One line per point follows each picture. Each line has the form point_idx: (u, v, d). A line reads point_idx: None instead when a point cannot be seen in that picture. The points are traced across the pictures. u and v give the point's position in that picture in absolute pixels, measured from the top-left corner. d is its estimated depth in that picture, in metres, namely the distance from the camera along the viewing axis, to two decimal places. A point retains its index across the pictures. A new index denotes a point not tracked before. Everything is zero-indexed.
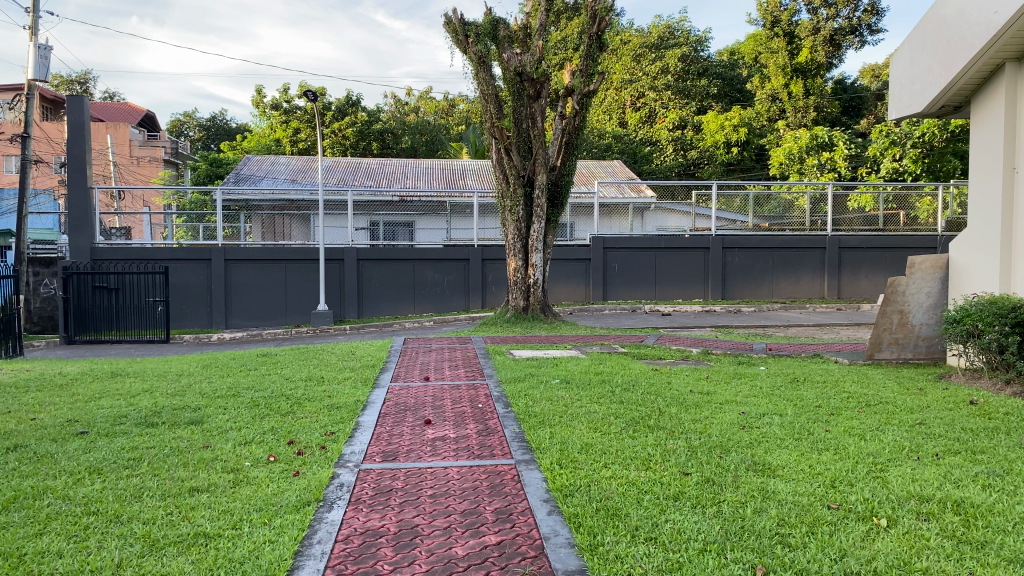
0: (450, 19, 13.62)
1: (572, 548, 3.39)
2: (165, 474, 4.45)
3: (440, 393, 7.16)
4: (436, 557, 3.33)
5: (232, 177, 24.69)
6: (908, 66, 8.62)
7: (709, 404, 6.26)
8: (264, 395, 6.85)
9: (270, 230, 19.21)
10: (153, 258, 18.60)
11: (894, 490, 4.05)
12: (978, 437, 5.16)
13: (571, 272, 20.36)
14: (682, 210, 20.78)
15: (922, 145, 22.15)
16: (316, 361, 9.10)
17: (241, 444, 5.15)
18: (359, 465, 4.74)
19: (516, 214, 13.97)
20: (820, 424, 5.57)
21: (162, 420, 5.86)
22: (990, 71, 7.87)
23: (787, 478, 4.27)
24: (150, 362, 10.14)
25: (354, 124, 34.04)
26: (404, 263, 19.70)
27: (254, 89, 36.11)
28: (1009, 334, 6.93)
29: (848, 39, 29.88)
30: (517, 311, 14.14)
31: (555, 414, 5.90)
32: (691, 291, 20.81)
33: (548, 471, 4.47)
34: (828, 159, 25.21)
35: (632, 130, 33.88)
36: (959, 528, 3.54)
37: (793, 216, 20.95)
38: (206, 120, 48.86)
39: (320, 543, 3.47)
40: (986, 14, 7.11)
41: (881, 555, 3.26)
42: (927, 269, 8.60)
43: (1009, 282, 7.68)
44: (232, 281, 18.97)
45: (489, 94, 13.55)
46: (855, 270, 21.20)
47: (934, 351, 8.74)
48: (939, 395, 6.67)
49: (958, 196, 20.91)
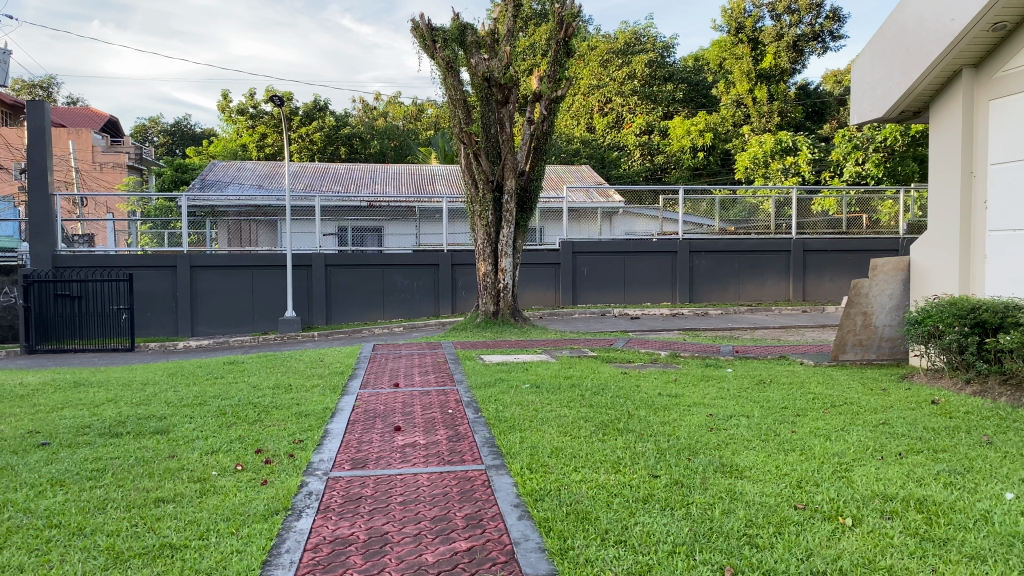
0: (418, 25, 13.59)
1: (543, 552, 3.39)
2: (130, 485, 4.39)
3: (408, 399, 7.13)
4: (406, 564, 3.32)
5: (197, 182, 24.52)
6: (869, 72, 8.78)
7: (676, 406, 6.33)
8: (230, 403, 6.77)
9: (236, 236, 19.20)
10: (116, 265, 18.32)
11: (859, 490, 4.11)
12: (939, 436, 5.25)
13: (540, 276, 20.42)
14: (649, 214, 20.85)
15: (883, 148, 22.61)
16: (283, 369, 9.00)
17: (208, 453, 5.10)
18: (328, 473, 4.70)
19: (485, 219, 13.96)
20: (786, 424, 5.65)
21: (127, 430, 5.78)
22: (948, 78, 8.06)
23: (754, 479, 4.32)
24: (116, 370, 9.99)
25: (322, 128, 33.55)
26: (372, 268, 19.58)
27: (219, 93, 35.68)
28: (969, 334, 7.04)
29: (812, 45, 30.70)
30: (487, 316, 14.07)
31: (525, 418, 5.91)
32: (659, 294, 20.99)
33: (517, 476, 4.47)
34: (793, 163, 25.53)
35: (601, 135, 34.06)
36: (922, 526, 3.60)
37: (759, 219, 21.18)
38: (171, 124, 48.20)
39: (289, 552, 3.43)
40: (944, 21, 7.31)
41: (846, 554, 3.31)
42: (889, 271, 8.76)
43: (969, 284, 7.85)
44: (198, 287, 18.72)
45: (457, 100, 13.69)
46: (819, 273, 21.50)
47: (897, 352, 8.85)
48: (901, 395, 6.79)
49: (918, 199, 21.25)
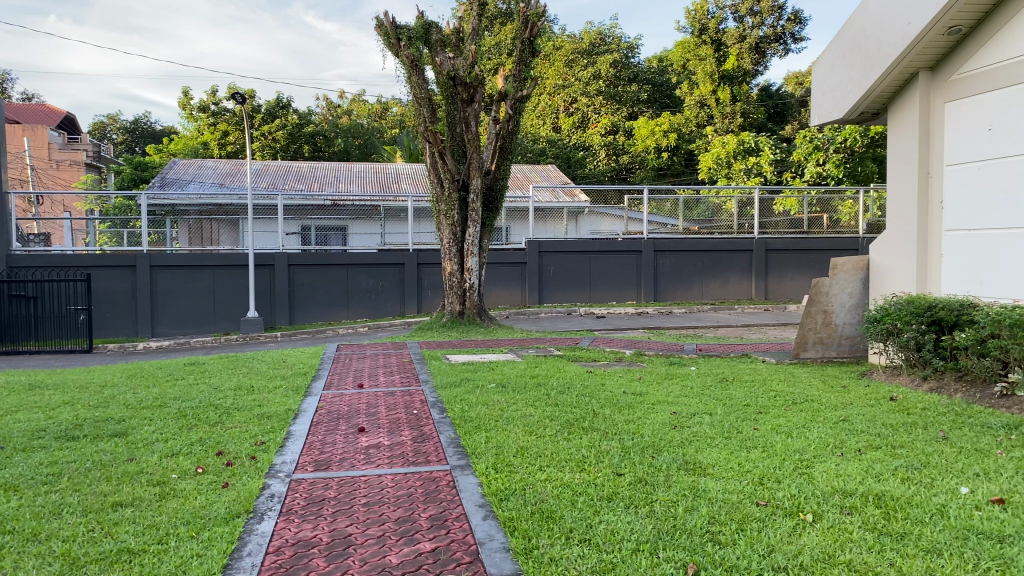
0: (382, 22, 13.51)
1: (508, 552, 3.38)
2: (86, 489, 4.30)
3: (373, 400, 7.07)
4: (370, 566, 3.29)
5: (157, 180, 24.14)
6: (829, 74, 8.92)
7: (641, 404, 6.37)
8: (191, 405, 6.67)
9: (197, 234, 18.83)
10: (73, 265, 17.93)
11: (819, 486, 4.17)
12: (897, 432, 5.35)
13: (506, 275, 20.43)
14: (615, 214, 20.88)
15: (842, 149, 22.99)
16: (246, 370, 8.89)
17: (168, 456, 5.01)
18: (291, 475, 4.64)
19: (451, 218, 13.91)
20: (748, 422, 5.71)
21: (84, 433, 5.66)
22: (905, 80, 8.21)
23: (716, 476, 4.36)
24: (73, 372, 9.77)
25: (285, 126, 33.21)
26: (336, 268, 19.45)
27: (180, 90, 35.11)
28: (925, 332, 7.18)
29: (774, 47, 31.01)
30: (453, 316, 14.03)
31: (490, 418, 5.90)
32: (625, 294, 21.10)
33: (482, 476, 4.45)
34: (755, 163, 25.82)
35: (566, 134, 34.14)
36: (880, 521, 3.66)
37: (721, 219, 21.41)
38: (131, 121, 47.39)
39: (250, 556, 3.39)
40: (901, 24, 7.46)
41: (807, 550, 3.35)
42: (849, 270, 8.89)
43: (926, 283, 8.01)
44: (158, 287, 18.41)
45: (421, 98, 13.59)
46: (781, 272, 21.77)
47: (856, 349, 9.01)
48: (861, 392, 6.91)
49: (877, 199, 21.66)
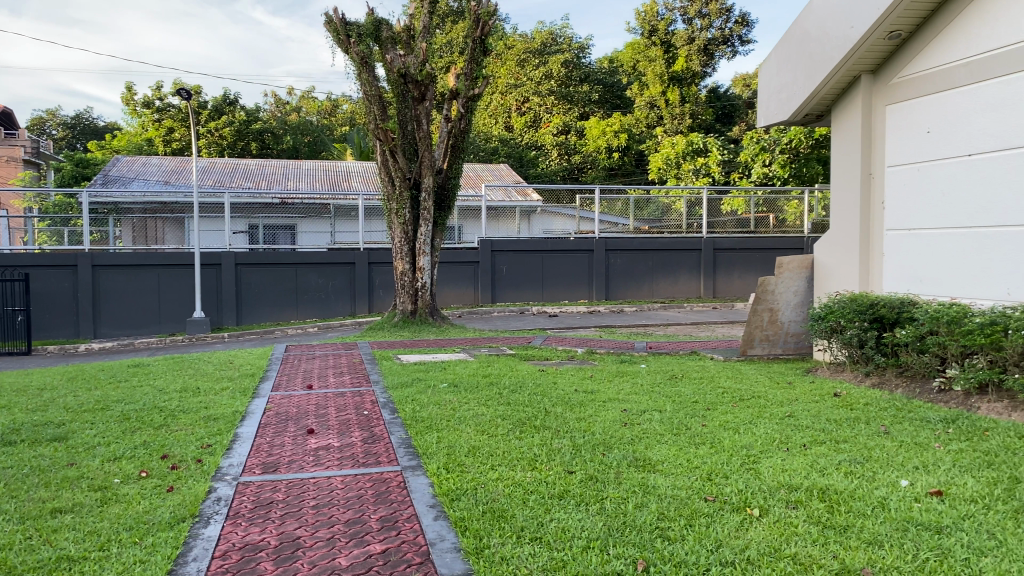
0: (331, 19, 13.36)
1: (459, 552, 3.37)
2: (24, 496, 4.16)
3: (323, 401, 7.00)
4: (319, 568, 3.25)
5: (99, 178, 23.53)
6: (775, 76, 9.09)
7: (592, 402, 6.41)
8: (134, 408, 6.50)
9: (142, 234, 18.32)
10: (11, 264, 17.35)
11: (766, 481, 4.24)
12: (841, 427, 5.48)
13: (459, 275, 20.30)
14: (568, 213, 21.03)
15: (788, 150, 23.33)
16: (192, 371, 8.70)
17: (110, 460, 4.88)
18: (237, 478, 4.56)
19: (402, 217, 13.83)
20: (697, 418, 5.78)
21: (21, 437, 5.47)
22: (848, 83, 8.40)
23: (665, 473, 4.40)
24: (10, 375, 9.47)
25: (232, 123, 32.95)
26: (286, 267, 19.17)
27: (123, 85, 34.25)
28: (867, 329, 7.36)
29: (721, 49, 31.43)
30: (404, 315, 13.95)
31: (442, 418, 5.87)
32: (577, 292, 21.21)
33: (433, 477, 4.43)
34: (703, 164, 26.21)
35: (518, 134, 34.09)
36: (824, 514, 3.75)
37: (671, 219, 21.69)
38: (71, 117, 46.10)
39: (195, 561, 3.32)
40: (844, 29, 7.64)
41: (754, 544, 3.41)
42: (794, 269, 9.07)
43: (868, 282, 8.21)
44: (101, 286, 17.93)
45: (372, 95, 13.37)
46: (729, 271, 22.14)
47: (801, 346, 9.22)
48: (806, 388, 7.05)
49: (822, 200, 22.25)
